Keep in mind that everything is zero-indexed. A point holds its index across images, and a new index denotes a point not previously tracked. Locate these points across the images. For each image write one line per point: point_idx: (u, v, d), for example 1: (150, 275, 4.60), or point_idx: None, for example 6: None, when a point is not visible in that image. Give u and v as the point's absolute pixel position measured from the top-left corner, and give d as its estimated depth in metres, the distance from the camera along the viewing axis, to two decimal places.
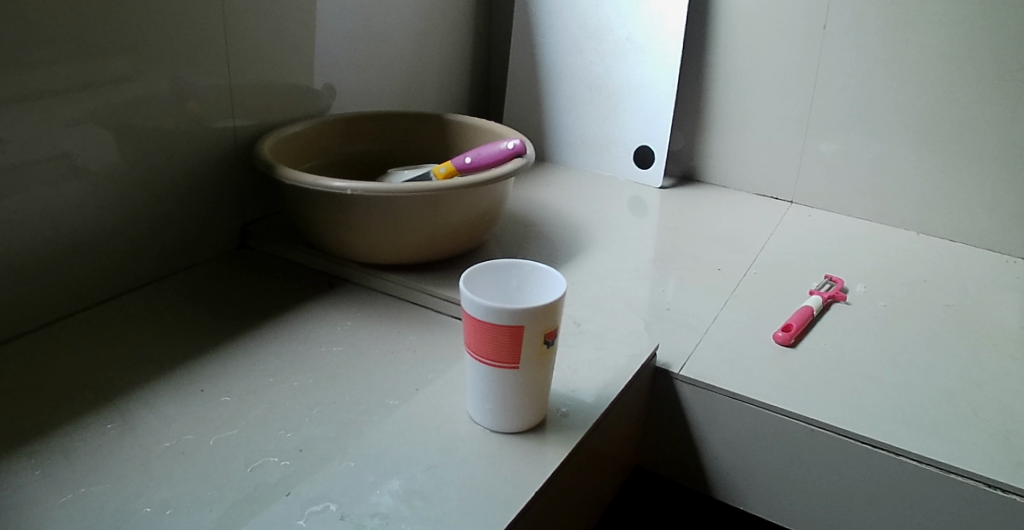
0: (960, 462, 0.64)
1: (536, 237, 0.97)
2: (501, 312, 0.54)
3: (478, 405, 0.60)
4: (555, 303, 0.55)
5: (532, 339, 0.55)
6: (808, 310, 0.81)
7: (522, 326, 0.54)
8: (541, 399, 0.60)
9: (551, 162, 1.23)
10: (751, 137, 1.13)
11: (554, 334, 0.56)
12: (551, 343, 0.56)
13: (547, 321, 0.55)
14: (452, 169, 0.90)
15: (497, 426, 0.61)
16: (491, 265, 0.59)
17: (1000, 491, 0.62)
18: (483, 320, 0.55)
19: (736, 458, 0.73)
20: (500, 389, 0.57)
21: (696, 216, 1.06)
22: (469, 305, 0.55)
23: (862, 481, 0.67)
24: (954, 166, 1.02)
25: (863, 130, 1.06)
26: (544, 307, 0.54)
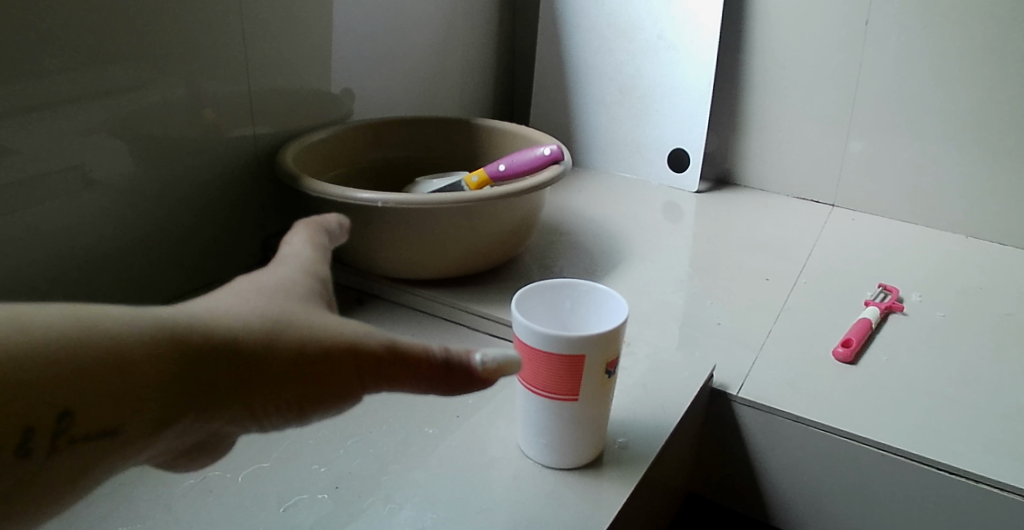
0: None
1: (571, 247, 0.92)
2: (559, 340, 0.49)
3: (531, 439, 0.56)
4: (618, 329, 0.50)
5: (593, 370, 0.51)
6: (867, 323, 0.76)
7: (582, 356, 0.50)
8: (599, 432, 0.55)
9: (580, 166, 1.18)
10: (790, 138, 1.09)
11: (615, 363, 0.52)
12: (612, 373, 0.52)
13: (611, 351, 0.51)
14: (485, 177, 0.86)
15: (551, 461, 0.56)
16: (544, 285, 0.54)
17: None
18: (539, 349, 0.50)
19: (798, 485, 0.68)
20: (557, 423, 0.53)
21: (737, 222, 1.01)
22: (524, 331, 0.50)
23: (939, 509, 0.62)
24: (1007, 166, 0.96)
25: (910, 129, 1.01)
26: (606, 335, 0.50)
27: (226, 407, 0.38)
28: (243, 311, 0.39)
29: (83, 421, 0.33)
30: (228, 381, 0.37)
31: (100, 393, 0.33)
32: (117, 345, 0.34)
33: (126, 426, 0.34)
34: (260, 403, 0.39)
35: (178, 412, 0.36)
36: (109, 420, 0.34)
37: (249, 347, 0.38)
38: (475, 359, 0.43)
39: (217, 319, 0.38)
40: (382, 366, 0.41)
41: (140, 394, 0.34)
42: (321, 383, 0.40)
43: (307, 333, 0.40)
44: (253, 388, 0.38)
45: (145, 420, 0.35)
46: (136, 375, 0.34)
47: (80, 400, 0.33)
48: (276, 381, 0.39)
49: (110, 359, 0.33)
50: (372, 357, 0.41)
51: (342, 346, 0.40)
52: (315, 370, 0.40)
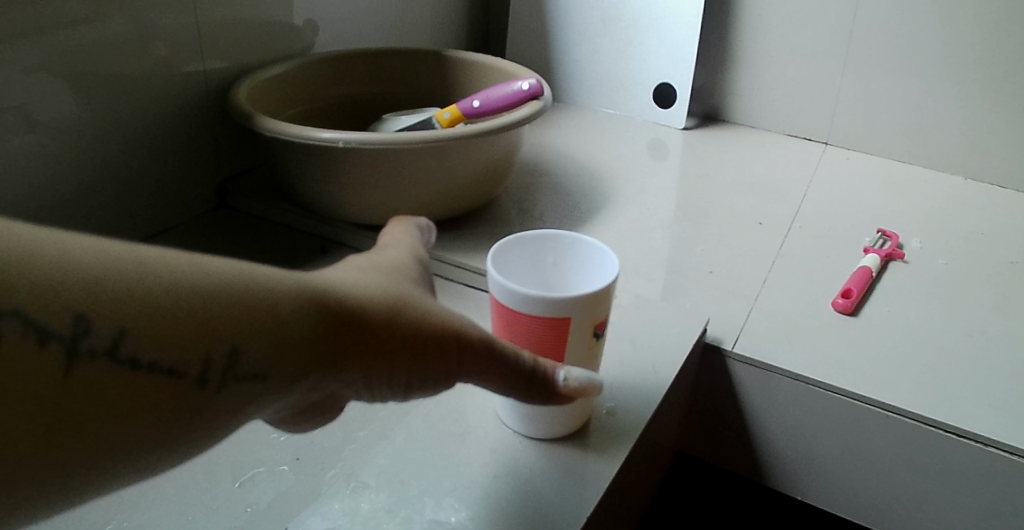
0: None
1: (551, 189, 0.86)
2: (542, 303, 0.44)
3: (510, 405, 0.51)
4: (607, 289, 0.45)
5: (580, 334, 0.46)
6: (867, 272, 0.72)
7: (568, 320, 0.45)
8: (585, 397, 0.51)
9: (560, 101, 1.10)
10: (783, 72, 1.02)
11: (604, 324, 0.47)
12: (600, 335, 0.47)
13: (599, 313, 0.46)
14: (458, 113, 0.79)
15: (533, 430, 0.52)
16: (524, 239, 0.48)
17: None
18: (519, 313, 0.45)
19: (794, 445, 0.65)
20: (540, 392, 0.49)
21: (727, 158, 0.95)
22: (503, 293, 0.45)
23: (943, 473, 0.59)
24: (1013, 105, 0.91)
25: (912, 64, 0.94)
26: (594, 297, 0.45)
27: (360, 370, 0.37)
28: (373, 284, 0.39)
29: (245, 361, 0.33)
30: (362, 344, 0.37)
31: (259, 337, 0.33)
32: (275, 303, 0.34)
33: (277, 373, 0.34)
34: (384, 374, 0.38)
35: (319, 368, 0.35)
36: (263, 365, 0.33)
37: (379, 318, 0.38)
38: (559, 376, 0.44)
39: (350, 290, 0.38)
40: (489, 358, 0.42)
41: (291, 343, 0.34)
42: (438, 364, 0.40)
43: (428, 312, 0.40)
44: (382, 357, 0.37)
45: (294, 370, 0.34)
46: (287, 329, 0.34)
47: (246, 338, 0.33)
48: (401, 353, 0.38)
49: (267, 311, 0.33)
50: (481, 351, 0.41)
51: (456, 332, 0.40)
52: (434, 350, 0.39)
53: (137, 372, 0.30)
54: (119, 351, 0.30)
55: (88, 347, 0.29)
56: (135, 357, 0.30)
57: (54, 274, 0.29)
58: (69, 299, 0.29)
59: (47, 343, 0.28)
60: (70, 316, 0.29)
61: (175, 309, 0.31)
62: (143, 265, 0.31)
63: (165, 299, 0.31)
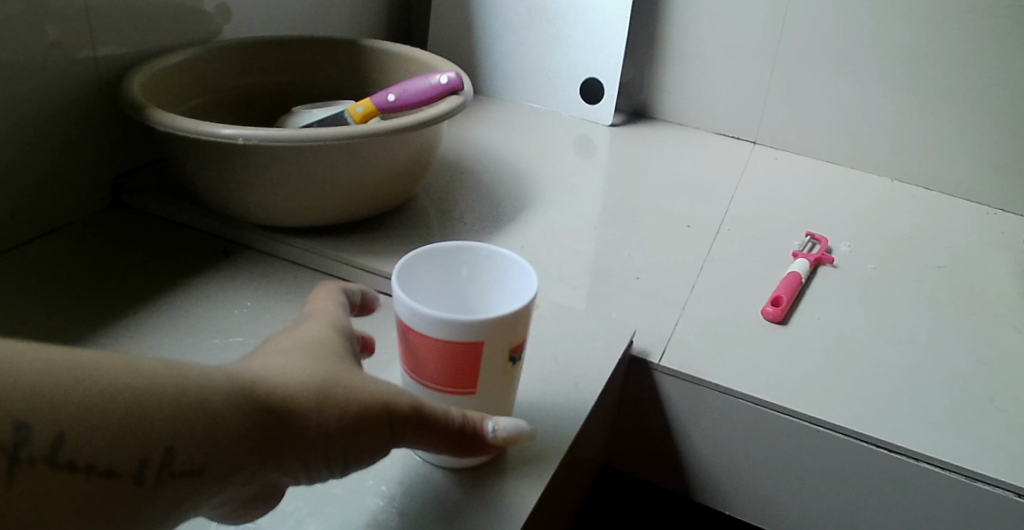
0: (987, 468, 0.54)
1: (473, 188, 0.82)
2: (453, 325, 0.40)
3: None
4: (525, 310, 0.41)
5: (493, 358, 0.42)
6: (797, 278, 0.70)
7: (481, 343, 0.41)
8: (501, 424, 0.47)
9: (483, 96, 1.04)
10: (712, 70, 1.00)
11: (521, 347, 0.43)
12: (517, 359, 0.43)
13: (514, 336, 0.42)
14: (372, 107, 0.74)
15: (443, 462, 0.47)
16: (435, 250, 0.44)
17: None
18: (427, 336, 0.41)
19: (722, 460, 0.62)
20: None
21: (655, 156, 0.92)
22: (410, 314, 0.41)
23: (873, 489, 0.57)
24: (937, 108, 0.91)
25: (840, 64, 0.93)
26: (509, 319, 0.41)
27: (295, 455, 0.37)
28: (304, 362, 0.39)
29: (182, 457, 0.33)
30: (296, 431, 0.37)
31: (193, 432, 0.33)
32: (206, 398, 0.34)
33: (213, 467, 0.34)
34: (321, 454, 0.38)
35: (254, 458, 0.35)
36: (198, 459, 0.33)
37: (311, 401, 0.37)
38: (488, 428, 0.43)
39: (280, 375, 0.38)
40: (425, 424, 0.41)
41: (224, 435, 0.34)
42: (373, 440, 0.39)
43: (362, 386, 0.39)
44: (316, 439, 0.37)
45: (228, 463, 0.34)
46: (218, 421, 0.34)
47: (182, 436, 0.33)
48: (336, 434, 0.38)
49: (199, 409, 0.33)
50: (414, 419, 0.41)
51: (389, 405, 0.40)
52: (367, 427, 0.39)
53: (75, 476, 0.30)
54: (56, 457, 0.30)
55: (26, 455, 0.29)
56: (71, 460, 0.30)
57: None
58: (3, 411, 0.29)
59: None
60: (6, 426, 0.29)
61: (108, 414, 0.31)
62: (78, 372, 0.31)
63: (101, 404, 0.31)
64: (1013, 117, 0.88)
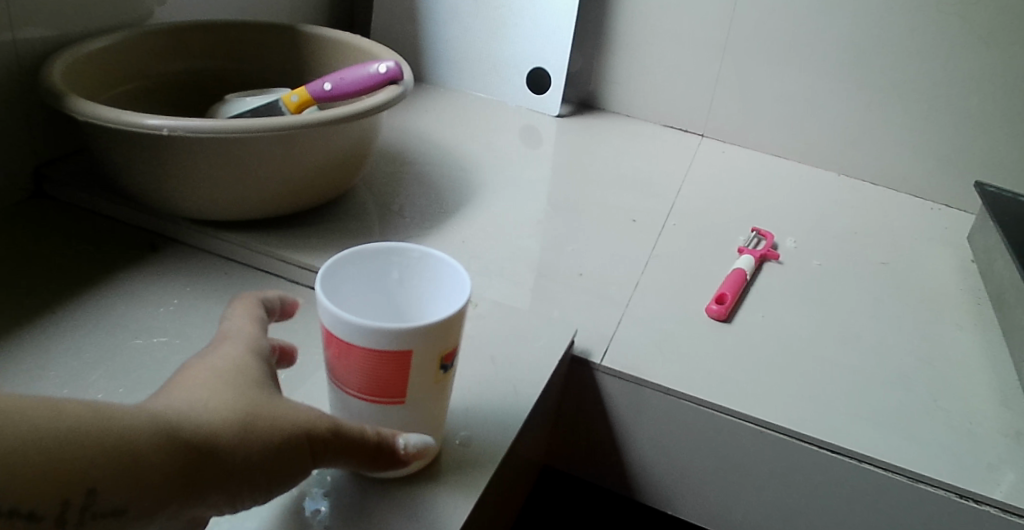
0: (928, 468, 0.55)
1: (415, 180, 0.79)
2: (380, 333, 0.39)
3: None
4: (456, 317, 0.40)
5: (422, 367, 0.41)
6: (741, 274, 0.69)
7: (410, 352, 0.40)
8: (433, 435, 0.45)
9: (426, 83, 0.99)
10: (660, 61, 0.98)
11: (451, 355, 0.42)
12: (447, 368, 0.42)
13: (444, 343, 0.41)
14: (307, 97, 0.71)
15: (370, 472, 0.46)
16: (365, 253, 0.43)
17: (973, 503, 0.54)
18: (353, 344, 0.40)
19: (663, 461, 0.61)
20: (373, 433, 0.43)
21: (603, 148, 0.91)
22: (335, 321, 0.39)
23: (814, 489, 0.58)
24: (882, 104, 0.91)
25: (789, 58, 0.93)
26: (438, 325, 0.40)
27: (221, 490, 0.35)
28: (226, 393, 0.37)
29: (104, 499, 0.30)
30: (223, 464, 0.34)
31: (116, 474, 0.31)
32: (128, 436, 0.31)
33: (137, 510, 0.32)
34: (243, 489, 0.36)
35: (178, 498, 0.33)
36: (122, 502, 0.31)
37: (237, 433, 0.35)
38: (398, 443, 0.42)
39: (201, 407, 0.35)
40: (345, 447, 0.40)
41: (147, 476, 0.32)
42: (295, 470, 0.38)
43: (286, 414, 0.37)
44: (239, 475, 0.35)
45: (152, 504, 0.32)
46: (140, 462, 0.31)
47: (105, 477, 0.30)
48: (259, 468, 0.36)
49: (120, 449, 0.31)
50: (331, 444, 0.39)
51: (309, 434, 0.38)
52: (290, 458, 0.37)
53: None
54: None
55: None
56: None
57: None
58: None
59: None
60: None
61: (24, 459, 0.29)
62: None
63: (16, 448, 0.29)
64: (955, 114, 0.89)
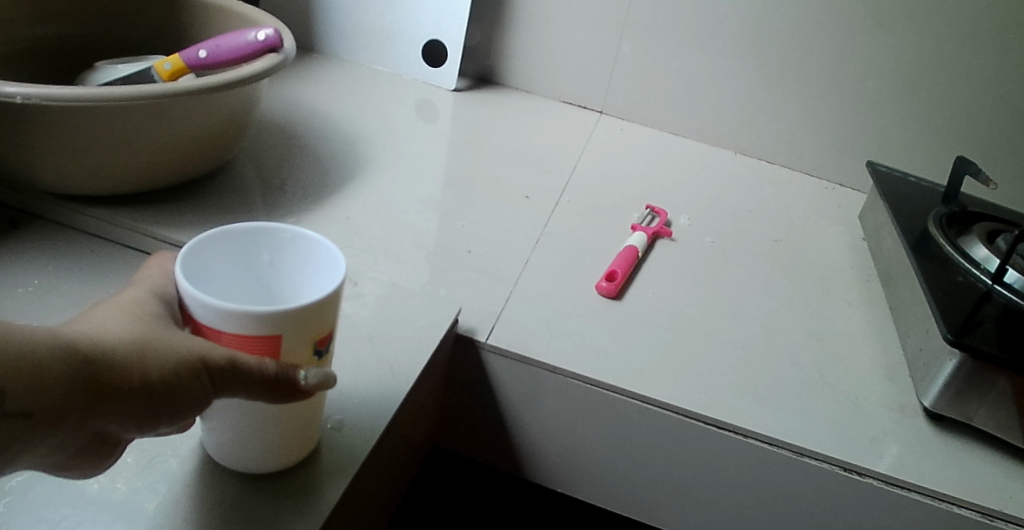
0: (815, 444, 0.57)
1: (302, 153, 0.76)
2: (247, 318, 0.37)
3: (218, 440, 0.42)
4: (330, 298, 0.39)
5: (294, 350, 0.39)
6: (633, 252, 0.69)
7: (280, 337, 0.38)
8: (311, 428, 0.44)
9: (316, 54, 0.95)
10: (558, 38, 0.95)
11: (327, 339, 0.40)
12: (322, 352, 0.41)
13: (318, 327, 0.39)
14: (181, 64, 0.67)
15: (259, 466, 0.43)
16: (232, 235, 0.40)
17: (857, 476, 0.56)
18: (218, 330, 0.37)
19: (552, 439, 0.61)
20: (255, 424, 0.41)
21: (501, 123, 0.89)
22: (197, 306, 0.37)
23: (700, 463, 0.58)
24: (776, 85, 0.92)
25: (688, 38, 0.92)
26: (310, 308, 0.38)
27: (124, 408, 0.35)
28: (131, 322, 0.37)
29: (3, 402, 0.32)
30: (122, 382, 0.35)
31: (12, 379, 0.32)
32: (25, 347, 0.33)
33: (40, 414, 0.33)
34: (148, 411, 0.36)
35: (79, 408, 0.34)
36: (21, 404, 0.32)
37: (136, 355, 0.36)
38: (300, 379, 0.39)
39: (103, 332, 0.36)
40: (249, 382, 0.37)
41: (46, 383, 0.33)
42: (206, 396, 0.37)
43: (188, 341, 0.37)
44: (141, 395, 0.36)
45: (54, 410, 0.33)
46: (36, 370, 0.33)
47: (2, 381, 0.32)
48: (164, 390, 0.36)
49: (16, 357, 0.33)
50: (229, 375, 0.37)
51: (206, 357, 0.36)
52: (197, 382, 0.37)
53: None
54: None
55: None
56: None
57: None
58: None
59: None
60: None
61: None
62: None
63: None
64: (845, 95, 0.91)
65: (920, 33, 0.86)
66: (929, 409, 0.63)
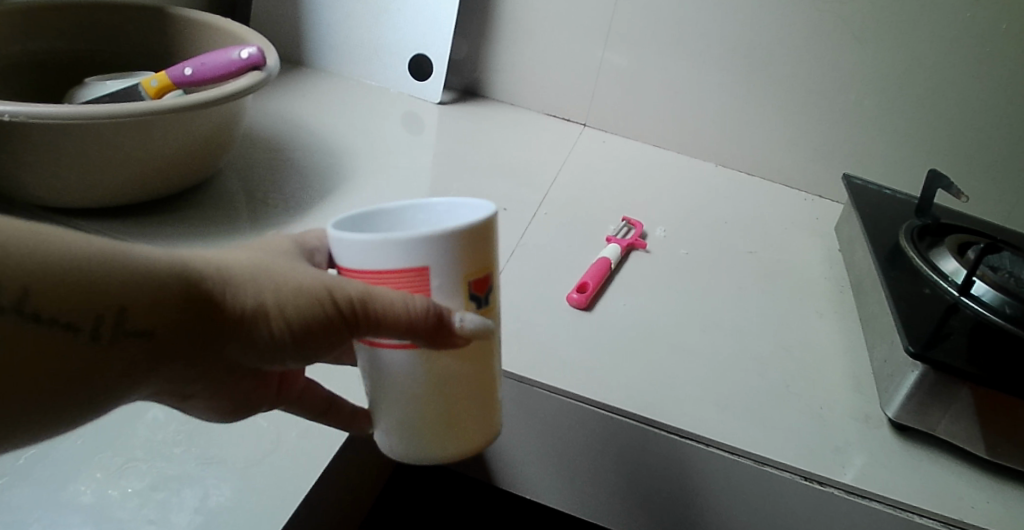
0: (777, 453, 0.58)
1: (288, 166, 0.78)
2: (397, 248, 0.40)
3: (416, 433, 0.45)
4: (481, 235, 0.41)
5: (443, 288, 0.41)
6: (606, 264, 0.70)
7: (427, 269, 0.40)
8: (490, 399, 0.46)
9: (304, 68, 0.97)
10: (543, 52, 0.97)
11: (483, 285, 0.42)
12: (479, 299, 0.43)
13: (462, 267, 0.41)
14: (167, 81, 0.69)
15: (448, 447, 0.45)
16: (378, 212, 0.42)
17: (817, 485, 0.58)
18: (375, 271, 0.41)
19: (521, 446, 0.63)
20: (419, 401, 0.44)
21: (484, 136, 0.91)
22: (354, 249, 0.40)
23: (665, 472, 0.60)
24: (756, 99, 0.94)
25: (671, 52, 0.94)
26: (458, 237, 0.40)
27: (237, 334, 0.41)
28: (266, 262, 0.42)
29: (128, 319, 0.38)
30: (237, 310, 0.41)
31: (137, 302, 0.39)
32: (152, 276, 0.39)
33: (158, 332, 0.39)
34: (266, 339, 0.42)
35: (194, 328, 0.40)
36: (142, 323, 0.39)
37: (261, 289, 0.41)
38: (454, 321, 0.41)
39: (235, 267, 0.42)
40: (389, 321, 0.40)
41: (166, 307, 0.39)
42: (329, 332, 0.41)
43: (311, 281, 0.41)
44: (258, 323, 0.41)
45: (170, 329, 0.40)
46: (159, 295, 0.39)
47: (129, 300, 0.38)
48: (283, 321, 0.41)
49: (144, 284, 0.39)
50: (372, 311, 0.40)
51: (331, 291, 0.41)
52: (316, 319, 0.41)
53: (43, 328, 0.37)
54: (24, 308, 0.36)
55: None
56: (36, 313, 0.36)
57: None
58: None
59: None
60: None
61: (69, 279, 0.37)
62: (40, 239, 0.37)
63: (62, 270, 0.37)
64: (825, 108, 0.92)
65: (897, 47, 0.87)
66: (894, 419, 0.64)
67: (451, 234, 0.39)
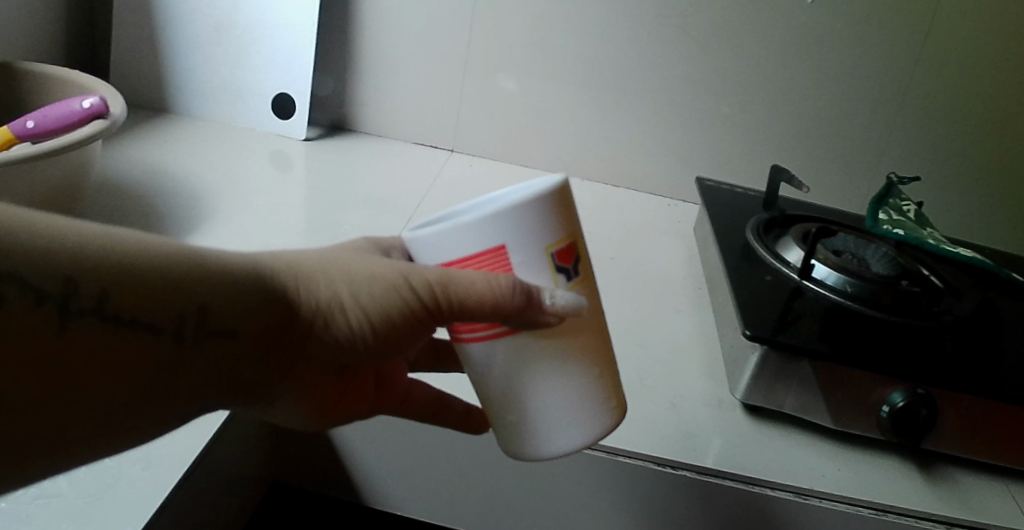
0: (631, 444, 0.61)
1: (145, 208, 0.78)
2: (469, 234, 0.41)
3: (544, 432, 0.44)
4: (553, 202, 0.42)
5: (522, 266, 0.42)
6: None
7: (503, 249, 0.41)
8: (607, 377, 0.45)
9: (166, 115, 0.97)
10: (406, 83, 1.00)
11: (568, 256, 0.43)
12: (568, 272, 0.43)
13: (543, 239, 0.42)
14: (9, 135, 0.69)
15: (571, 436, 0.44)
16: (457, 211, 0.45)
17: (671, 469, 0.61)
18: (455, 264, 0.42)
19: (384, 469, 0.64)
20: (522, 395, 0.44)
21: (350, 168, 0.93)
22: (432, 246, 0.42)
23: (528, 474, 0.63)
24: (613, 113, 0.98)
25: (529, 76, 0.97)
26: (526, 208, 0.41)
27: (313, 328, 0.43)
28: (340, 259, 0.44)
29: (212, 318, 0.39)
30: (308, 307, 0.42)
31: (221, 301, 0.39)
32: (229, 277, 0.39)
33: (241, 330, 0.40)
34: (344, 332, 0.43)
35: (274, 326, 0.41)
36: (225, 322, 0.39)
37: (338, 285, 0.43)
38: (544, 298, 0.41)
39: (307, 267, 0.43)
40: (474, 307, 0.41)
41: (248, 305, 0.40)
42: (411, 321, 0.43)
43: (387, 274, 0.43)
44: (340, 317, 0.43)
45: (251, 327, 0.40)
46: (242, 295, 0.40)
47: (213, 300, 0.39)
48: (362, 313, 0.43)
49: (225, 284, 0.39)
50: (452, 296, 0.41)
51: (407, 277, 0.42)
52: (398, 309, 0.43)
53: (128, 329, 0.36)
54: (103, 309, 0.35)
55: (75, 305, 0.35)
56: (115, 313, 0.36)
57: (16, 247, 0.33)
58: (50, 265, 0.34)
59: (39, 301, 0.34)
60: (56, 279, 0.34)
61: (150, 280, 0.37)
62: (119, 241, 0.36)
63: (142, 271, 0.37)
64: (676, 118, 0.98)
65: (733, 57, 0.94)
66: (744, 401, 0.68)
67: (518, 205, 0.40)
